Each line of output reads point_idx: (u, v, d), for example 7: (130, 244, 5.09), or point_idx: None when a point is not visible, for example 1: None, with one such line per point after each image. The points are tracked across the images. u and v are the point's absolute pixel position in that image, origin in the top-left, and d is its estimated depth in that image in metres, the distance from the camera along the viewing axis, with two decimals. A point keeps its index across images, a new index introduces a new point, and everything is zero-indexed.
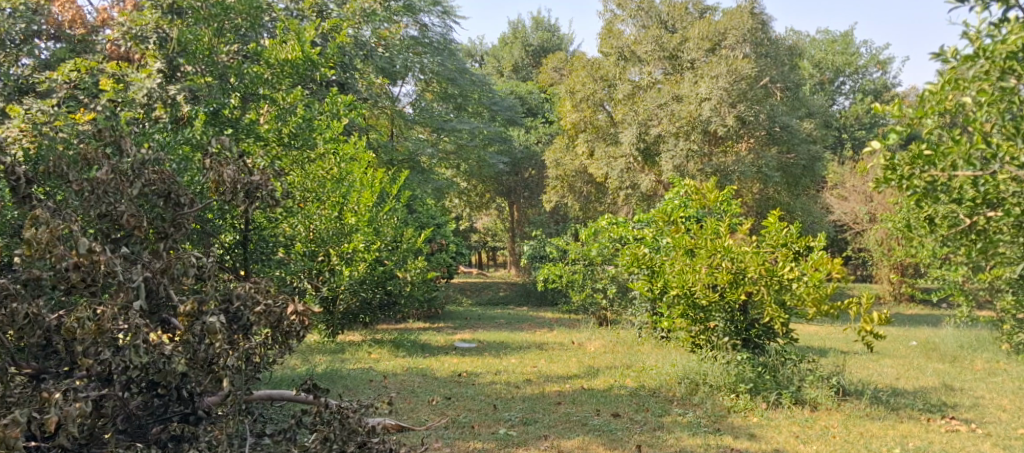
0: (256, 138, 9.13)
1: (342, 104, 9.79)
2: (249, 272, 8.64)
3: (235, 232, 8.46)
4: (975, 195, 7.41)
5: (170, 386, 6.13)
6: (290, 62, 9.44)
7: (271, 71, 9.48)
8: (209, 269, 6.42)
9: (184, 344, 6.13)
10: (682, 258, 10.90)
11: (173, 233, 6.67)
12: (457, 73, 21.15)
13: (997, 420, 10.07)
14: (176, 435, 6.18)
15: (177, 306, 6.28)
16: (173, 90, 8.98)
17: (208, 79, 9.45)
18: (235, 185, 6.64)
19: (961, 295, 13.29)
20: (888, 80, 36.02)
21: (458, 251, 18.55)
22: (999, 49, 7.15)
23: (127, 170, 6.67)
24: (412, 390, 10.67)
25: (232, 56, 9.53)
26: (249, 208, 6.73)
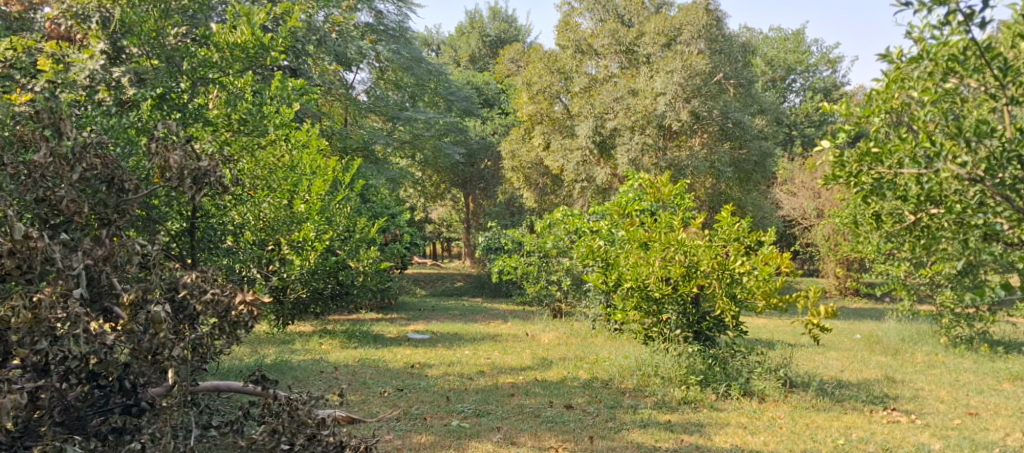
0: (205, 123, 9.12)
1: (293, 89, 9.72)
2: (195, 261, 8.59)
3: (181, 219, 8.37)
4: (918, 193, 7.29)
5: (111, 377, 6.19)
6: (240, 46, 9.19)
7: (219, 54, 9.26)
8: (152, 257, 6.52)
9: (128, 334, 6.16)
10: (636, 251, 11.00)
11: (116, 219, 6.71)
12: (413, 62, 21.18)
13: (936, 411, 10.32)
14: (117, 427, 6.25)
15: (120, 294, 6.34)
16: (118, 72, 9.05)
17: (153, 63, 9.25)
18: (182, 171, 6.64)
19: (903, 289, 13.56)
20: (837, 79, 36.55)
21: (413, 242, 18.56)
22: (940, 50, 6.89)
23: (68, 154, 6.60)
24: (363, 382, 10.71)
25: (179, 40, 9.44)
26: (195, 194, 6.76)
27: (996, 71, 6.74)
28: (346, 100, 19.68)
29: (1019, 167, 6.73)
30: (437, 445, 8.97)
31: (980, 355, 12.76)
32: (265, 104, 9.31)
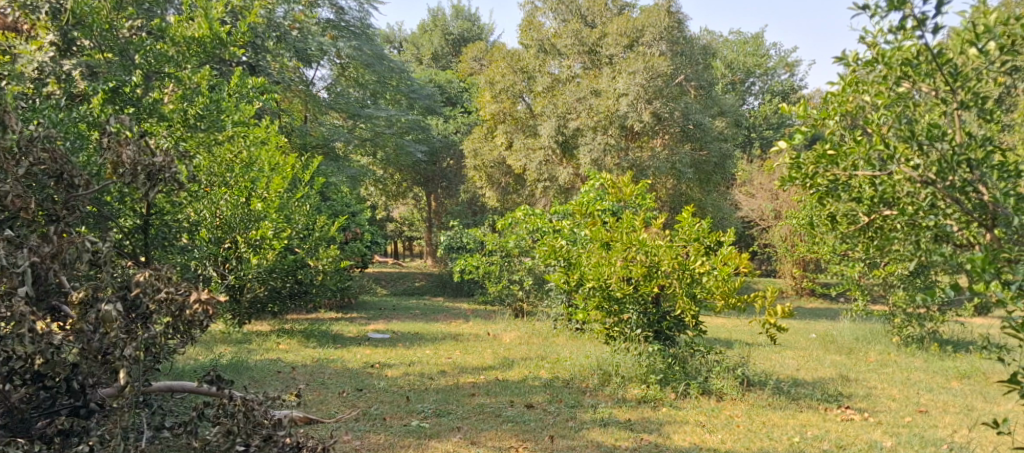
0: (160, 118, 8.78)
1: (254, 86, 9.58)
2: (150, 260, 8.30)
3: (135, 216, 8.08)
4: (871, 194, 7.30)
5: (59, 377, 6.12)
6: (197, 41, 9.12)
7: (175, 48, 9.10)
8: (104, 255, 6.44)
9: (77, 333, 6.11)
10: (598, 251, 11.06)
11: (65, 216, 6.68)
12: (375, 59, 21.15)
13: (888, 408, 10.47)
14: (63, 430, 6.17)
15: (69, 294, 6.32)
16: (69, 65, 8.52)
17: (106, 56, 8.92)
18: (135, 167, 6.62)
19: (858, 290, 13.74)
20: (794, 82, 36.91)
21: (374, 241, 18.52)
22: (895, 54, 6.96)
23: (13, 148, 6.54)
24: (321, 382, 10.69)
25: (133, 32, 9.07)
26: (149, 191, 6.70)
27: (945, 76, 6.74)
28: (306, 97, 19.58)
29: (968, 170, 6.70)
30: (396, 445, 8.99)
31: (930, 354, 12.98)
32: (224, 99, 9.10)
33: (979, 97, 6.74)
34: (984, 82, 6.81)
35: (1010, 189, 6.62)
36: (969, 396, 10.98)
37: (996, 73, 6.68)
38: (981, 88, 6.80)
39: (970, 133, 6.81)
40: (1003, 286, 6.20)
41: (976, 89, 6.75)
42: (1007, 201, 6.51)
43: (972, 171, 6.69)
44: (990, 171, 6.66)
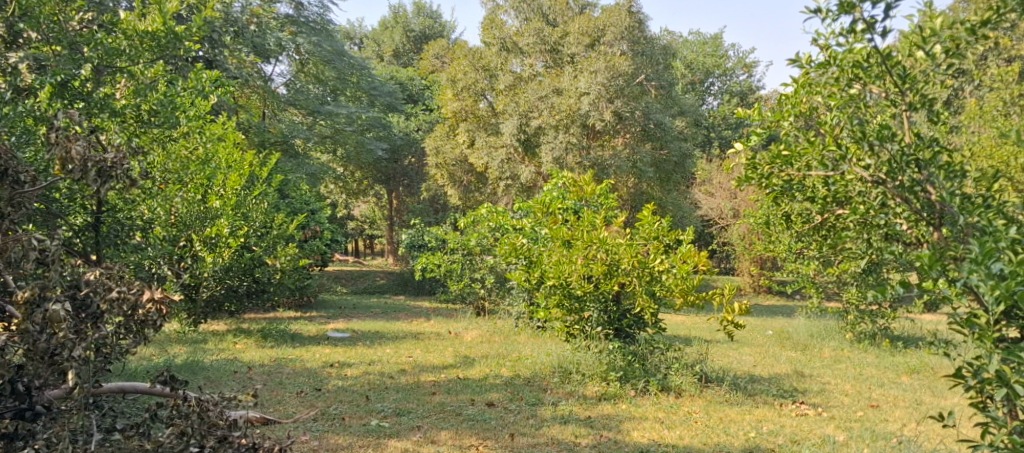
0: (111, 113, 8.33)
1: (209, 81, 9.38)
2: (100, 257, 8.20)
3: (86, 213, 8.05)
4: (825, 194, 7.40)
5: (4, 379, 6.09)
6: (150, 35, 8.59)
7: (127, 43, 8.52)
8: (52, 253, 6.21)
9: (23, 334, 6.06)
10: (559, 250, 11.10)
11: (12, 213, 6.48)
12: (334, 55, 21.05)
13: (841, 403, 10.60)
14: (8, 433, 6.13)
15: (15, 294, 6.27)
16: (14, 58, 7.69)
17: (54, 49, 8.15)
18: (86, 163, 6.47)
19: (812, 287, 13.87)
20: (752, 83, 37.16)
21: (334, 239, 18.43)
22: (846, 56, 7.01)
23: None
24: (279, 381, 10.64)
25: (83, 25, 8.37)
26: (100, 187, 6.55)
27: (895, 78, 6.82)
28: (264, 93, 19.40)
29: (916, 170, 6.78)
30: (355, 445, 8.97)
31: (881, 349, 13.17)
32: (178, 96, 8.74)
33: (926, 100, 6.84)
34: (931, 84, 6.90)
35: (956, 189, 6.68)
36: (919, 390, 11.14)
37: (943, 75, 6.81)
38: (928, 90, 6.90)
39: (919, 134, 6.85)
40: (949, 285, 6.28)
41: (924, 91, 6.86)
42: (953, 200, 6.58)
43: (920, 171, 6.76)
44: (937, 171, 6.74)
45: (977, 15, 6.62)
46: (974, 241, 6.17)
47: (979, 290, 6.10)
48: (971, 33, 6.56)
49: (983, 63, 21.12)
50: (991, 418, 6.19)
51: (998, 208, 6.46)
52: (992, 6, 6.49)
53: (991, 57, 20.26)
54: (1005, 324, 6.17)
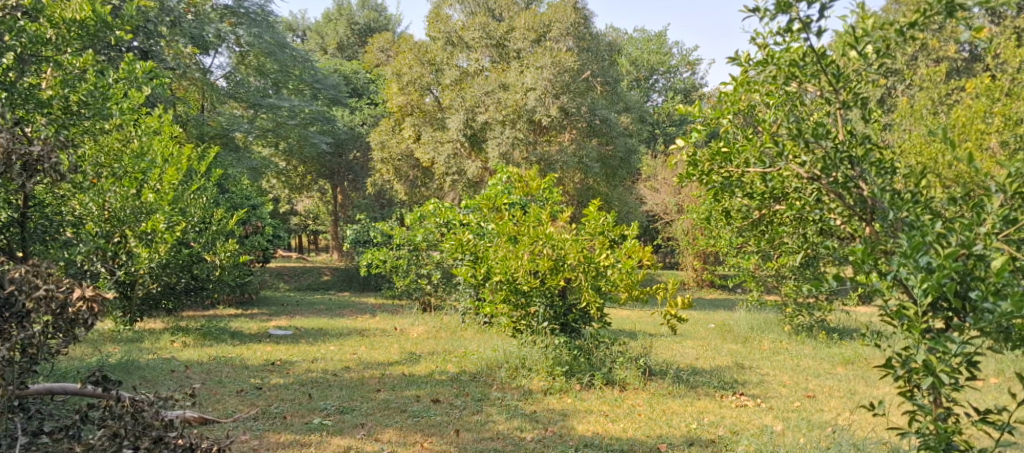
0: (37, 105, 7.95)
1: (142, 71, 9.03)
2: (26, 254, 7.86)
3: (9, 209, 7.71)
4: (762, 190, 7.50)
5: None
6: (78, 23, 8.16)
7: (54, 30, 8.12)
8: None
9: None
10: (505, 246, 11.01)
11: None
12: (276, 47, 20.85)
13: (780, 394, 10.73)
14: None
15: None
16: None
17: None
18: (9, 156, 6.36)
19: (753, 280, 14.04)
20: (696, 80, 37.50)
21: (276, 234, 18.21)
22: (784, 55, 7.07)
23: None
24: (219, 380, 10.53)
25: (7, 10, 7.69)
26: (25, 181, 6.49)
27: (829, 77, 6.89)
28: (203, 85, 19.13)
29: (850, 167, 6.91)
30: (298, 444, 8.90)
31: (818, 341, 13.36)
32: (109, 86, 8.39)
33: (859, 98, 6.98)
34: (864, 83, 7.05)
35: (886, 185, 6.78)
36: (853, 380, 11.30)
37: (875, 75, 6.95)
38: (861, 89, 7.04)
39: (852, 132, 7.01)
40: (880, 278, 6.51)
41: (857, 90, 7.00)
42: (884, 196, 6.70)
43: (853, 168, 6.90)
44: (870, 167, 6.89)
45: (906, 16, 6.70)
46: (903, 236, 6.40)
47: (907, 282, 6.35)
48: (900, 34, 6.65)
49: (915, 62, 21.56)
50: (917, 406, 6.46)
51: (926, 204, 6.63)
52: (920, 8, 6.58)
53: (922, 57, 20.68)
54: (930, 315, 6.42)
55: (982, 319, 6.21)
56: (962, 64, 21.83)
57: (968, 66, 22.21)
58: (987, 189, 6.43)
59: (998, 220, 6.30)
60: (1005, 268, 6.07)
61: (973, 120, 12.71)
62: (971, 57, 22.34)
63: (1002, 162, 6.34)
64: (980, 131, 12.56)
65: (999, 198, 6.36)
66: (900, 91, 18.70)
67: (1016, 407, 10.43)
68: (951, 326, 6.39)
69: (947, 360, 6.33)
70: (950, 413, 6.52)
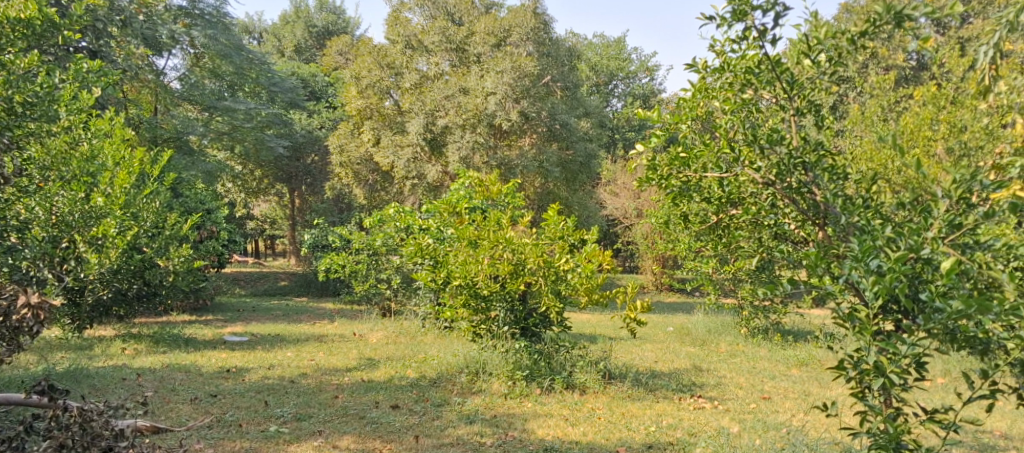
0: None
1: (91, 70, 8.83)
2: None
3: None
4: (719, 195, 7.56)
5: None
6: (24, 22, 8.05)
7: None
8: None
9: None
10: (465, 250, 10.89)
11: None
12: (232, 49, 20.64)
13: (736, 396, 10.73)
14: None
15: None
16: None
17: None
18: None
19: (710, 284, 14.09)
20: (655, 86, 37.67)
21: (231, 239, 17.98)
22: (739, 62, 7.32)
23: None
24: (172, 388, 10.34)
25: None
26: None
27: (785, 84, 7.17)
28: (157, 87, 18.84)
29: (803, 172, 7.16)
30: None
31: (773, 343, 13.43)
32: (53, 87, 8.26)
33: (813, 105, 7.26)
34: (817, 90, 7.29)
35: (839, 190, 7.07)
36: (807, 381, 11.36)
37: (828, 82, 7.19)
38: (814, 96, 7.30)
39: (806, 138, 7.22)
40: (832, 281, 6.87)
41: (811, 97, 7.27)
42: (836, 200, 6.99)
43: (806, 173, 7.15)
44: (822, 173, 7.14)
45: (857, 26, 7.00)
46: (855, 240, 6.73)
47: (859, 285, 6.67)
48: (852, 43, 6.94)
49: (866, 70, 21.84)
50: (867, 407, 6.71)
51: (876, 209, 6.94)
52: (869, 18, 6.87)
53: (871, 65, 20.91)
54: (882, 317, 6.84)
55: (931, 319, 6.53)
56: (909, 72, 22.11)
57: (916, 74, 22.52)
58: (934, 194, 6.81)
59: (944, 225, 6.72)
60: (953, 271, 6.40)
61: (921, 127, 12.76)
62: (918, 66, 22.67)
63: (947, 168, 6.73)
64: (927, 138, 12.67)
65: (945, 202, 6.73)
66: (853, 98, 18.89)
67: (963, 407, 10.53)
68: (901, 328, 6.81)
69: (897, 361, 6.63)
70: (899, 412, 6.83)
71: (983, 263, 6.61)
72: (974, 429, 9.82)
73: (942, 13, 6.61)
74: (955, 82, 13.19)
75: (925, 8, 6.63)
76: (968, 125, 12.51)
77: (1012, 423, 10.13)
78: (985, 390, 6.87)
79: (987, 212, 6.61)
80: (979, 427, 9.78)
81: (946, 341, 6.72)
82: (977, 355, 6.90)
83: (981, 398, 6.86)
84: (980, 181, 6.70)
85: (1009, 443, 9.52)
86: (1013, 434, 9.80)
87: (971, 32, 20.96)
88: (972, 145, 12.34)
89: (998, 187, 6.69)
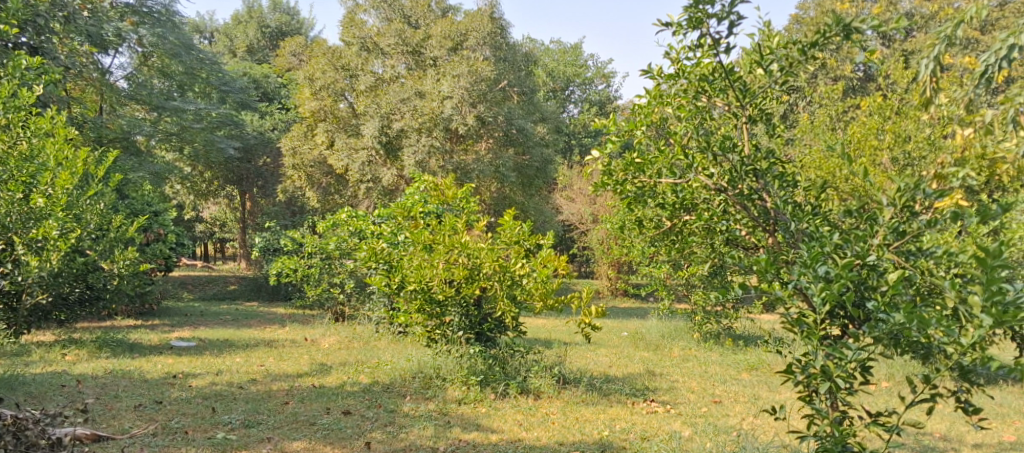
0: None
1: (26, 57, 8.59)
2: None
3: None
4: (673, 201, 7.65)
5: None
6: None
7: None
8: None
9: None
10: (420, 254, 10.73)
11: None
12: (181, 49, 20.30)
13: (688, 400, 10.68)
14: None
15: None
16: None
17: None
18: None
19: (664, 289, 14.07)
20: (611, 93, 37.65)
21: (179, 242, 17.65)
22: (694, 70, 7.52)
23: None
24: (114, 395, 10.07)
25: None
26: None
27: (737, 92, 7.43)
28: (101, 86, 18.39)
29: (754, 179, 7.37)
30: None
31: (725, 348, 13.43)
32: None
33: (763, 113, 7.51)
34: (768, 99, 7.56)
35: (788, 197, 7.35)
36: (757, 385, 11.33)
37: (778, 92, 7.48)
38: (765, 105, 7.55)
39: (756, 146, 7.47)
40: (781, 286, 7.06)
41: (762, 106, 7.52)
42: (786, 207, 7.27)
43: (757, 180, 7.37)
44: (773, 180, 7.35)
45: (807, 36, 7.31)
46: (804, 246, 7.05)
47: (808, 290, 6.97)
48: (802, 53, 7.26)
49: (815, 80, 22.01)
50: (815, 410, 7.04)
51: (824, 216, 7.24)
52: (820, 29, 7.21)
53: (822, 75, 21.07)
54: (829, 323, 7.09)
55: (877, 327, 6.88)
56: (857, 83, 22.29)
57: (864, 85, 22.71)
58: (880, 202, 7.11)
59: (888, 232, 7.02)
60: (897, 281, 6.76)
61: (867, 136, 12.74)
62: (865, 77, 22.87)
63: (892, 177, 7.02)
64: (873, 147, 12.61)
65: (890, 211, 7.02)
66: (802, 108, 19.01)
67: (906, 410, 10.49)
68: (847, 333, 7.09)
69: (843, 365, 6.94)
70: (844, 416, 7.16)
71: (925, 269, 6.95)
72: (915, 432, 9.83)
73: (889, 26, 7.04)
74: (899, 93, 13.07)
75: (872, 21, 7.06)
76: (913, 135, 12.51)
77: (952, 425, 10.16)
78: (926, 394, 7.06)
79: (930, 221, 6.94)
80: (919, 429, 9.79)
81: (890, 345, 6.96)
82: (920, 360, 7.00)
83: (922, 401, 7.04)
84: (923, 190, 6.98)
85: (948, 445, 9.55)
86: (952, 435, 9.83)
87: (915, 45, 21.18)
88: (915, 155, 12.45)
89: (940, 195, 6.99)
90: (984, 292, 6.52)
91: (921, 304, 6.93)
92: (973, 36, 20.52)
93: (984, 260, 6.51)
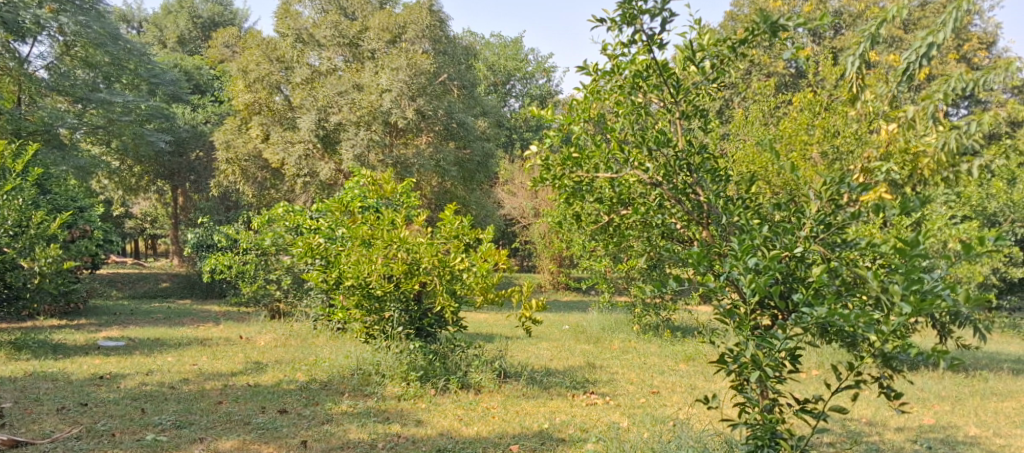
0: None
1: None
2: None
3: None
4: (611, 195, 7.56)
5: None
6: None
7: None
8: None
9: None
10: (358, 249, 10.47)
11: None
12: (106, 38, 19.63)
13: (627, 392, 10.57)
14: None
15: None
16: None
17: None
18: None
19: (604, 282, 13.96)
20: (552, 87, 37.53)
21: (107, 238, 17.17)
22: (628, 67, 7.42)
23: None
24: (35, 398, 9.68)
25: None
26: None
27: (672, 89, 7.34)
28: (21, 76, 17.80)
29: (687, 174, 7.34)
30: None
31: (664, 340, 13.34)
32: None
33: (697, 110, 7.44)
34: (702, 96, 7.50)
35: (721, 191, 7.32)
36: (694, 376, 11.27)
37: (708, 88, 7.44)
38: (699, 102, 7.50)
39: (690, 141, 7.42)
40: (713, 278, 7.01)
41: (695, 103, 7.46)
42: (717, 201, 7.24)
43: (691, 175, 7.34)
44: (705, 175, 7.34)
45: (737, 33, 7.30)
46: (735, 239, 6.98)
47: (740, 283, 6.91)
48: (733, 50, 7.26)
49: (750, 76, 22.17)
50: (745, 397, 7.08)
51: (754, 209, 7.20)
52: (748, 27, 7.19)
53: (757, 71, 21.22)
54: (759, 313, 7.09)
55: (801, 319, 6.82)
56: (790, 79, 22.49)
57: (797, 81, 22.93)
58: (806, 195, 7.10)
59: (815, 224, 6.98)
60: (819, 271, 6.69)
61: (798, 131, 12.55)
62: (799, 73, 23.08)
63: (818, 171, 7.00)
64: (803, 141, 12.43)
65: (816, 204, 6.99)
66: (736, 103, 19.04)
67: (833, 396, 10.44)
68: (775, 323, 7.05)
69: (772, 355, 6.93)
70: (774, 404, 7.17)
71: (849, 260, 6.95)
72: (843, 418, 9.79)
73: (813, 23, 7.06)
74: (830, 87, 13.11)
75: (798, 18, 7.09)
76: (840, 130, 12.44)
77: (876, 410, 10.15)
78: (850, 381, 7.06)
79: (854, 213, 6.92)
80: (845, 415, 9.76)
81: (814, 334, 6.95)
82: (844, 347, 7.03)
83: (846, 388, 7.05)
84: (848, 184, 6.95)
85: (873, 430, 9.53)
86: (876, 420, 9.81)
87: (844, 42, 21.34)
88: (843, 150, 12.30)
89: (865, 189, 6.94)
90: (903, 281, 6.56)
91: (846, 294, 6.91)
92: (898, 33, 20.72)
93: (905, 250, 6.57)
